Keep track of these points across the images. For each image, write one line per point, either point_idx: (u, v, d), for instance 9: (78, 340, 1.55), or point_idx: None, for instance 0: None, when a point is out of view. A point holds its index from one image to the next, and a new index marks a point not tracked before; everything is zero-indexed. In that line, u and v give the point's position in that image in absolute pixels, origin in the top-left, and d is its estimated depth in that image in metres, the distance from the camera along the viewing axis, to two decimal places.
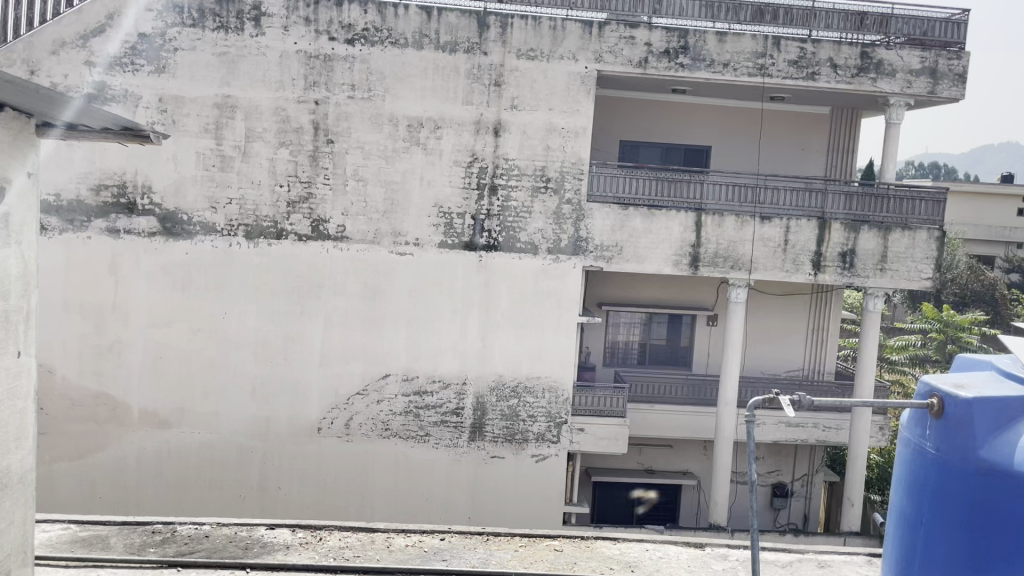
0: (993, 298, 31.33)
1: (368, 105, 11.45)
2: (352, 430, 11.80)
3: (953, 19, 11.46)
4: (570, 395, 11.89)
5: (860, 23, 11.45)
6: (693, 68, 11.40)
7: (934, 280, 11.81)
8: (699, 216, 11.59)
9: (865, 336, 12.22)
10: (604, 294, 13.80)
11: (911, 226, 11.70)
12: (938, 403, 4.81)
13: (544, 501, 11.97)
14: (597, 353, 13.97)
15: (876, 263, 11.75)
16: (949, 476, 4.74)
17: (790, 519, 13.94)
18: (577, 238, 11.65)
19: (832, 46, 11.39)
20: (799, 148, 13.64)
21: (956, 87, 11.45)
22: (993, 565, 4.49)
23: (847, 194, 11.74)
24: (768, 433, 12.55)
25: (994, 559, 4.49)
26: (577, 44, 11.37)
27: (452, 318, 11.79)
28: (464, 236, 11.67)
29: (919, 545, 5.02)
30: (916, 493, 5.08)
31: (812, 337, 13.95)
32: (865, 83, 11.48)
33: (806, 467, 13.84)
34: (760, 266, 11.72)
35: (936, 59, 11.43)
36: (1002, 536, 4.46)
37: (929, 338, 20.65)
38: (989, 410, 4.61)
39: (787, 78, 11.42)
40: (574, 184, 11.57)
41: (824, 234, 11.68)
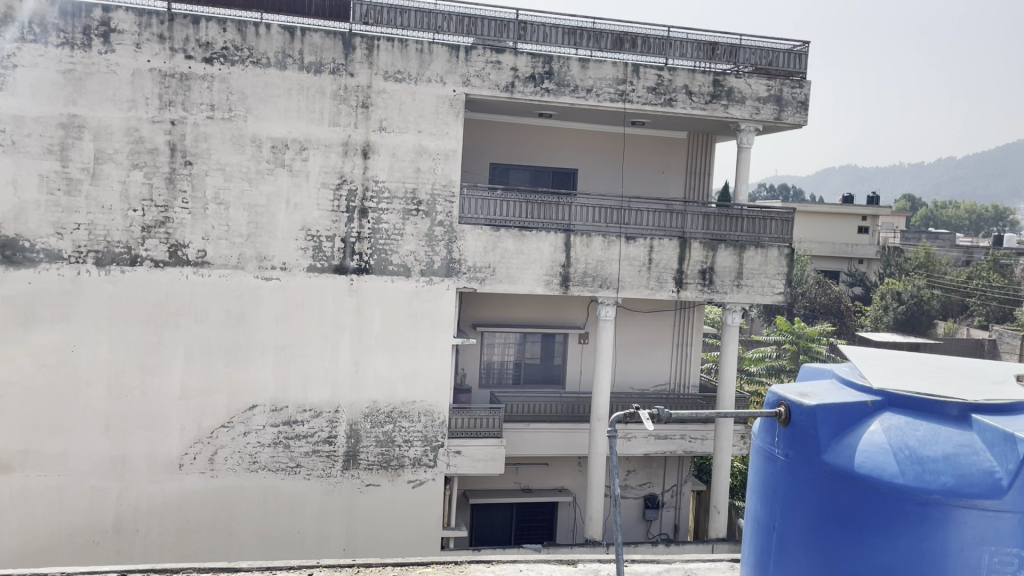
0: (839, 310, 33.64)
1: (229, 126, 11.07)
2: (217, 465, 11.27)
3: (795, 50, 12.27)
4: (446, 417, 11.83)
5: (712, 52, 12.08)
6: (558, 92, 11.69)
7: (785, 295, 12.54)
8: (568, 237, 11.85)
9: (726, 349, 12.83)
10: (479, 315, 13.85)
11: (764, 244, 12.40)
12: (786, 412, 5.06)
13: (421, 527, 11.80)
14: (472, 373, 13.95)
15: (733, 280, 12.37)
16: (800, 481, 4.98)
17: (662, 530, 14.36)
18: (449, 260, 11.64)
19: (686, 74, 11.97)
20: (660, 171, 14.21)
21: (800, 114, 12.28)
22: (848, 563, 4.72)
23: (705, 214, 12.32)
24: (638, 447, 12.91)
25: (847, 557, 4.71)
26: (445, 67, 11.42)
27: (323, 345, 11.50)
28: (334, 260, 11.43)
29: (774, 547, 5.26)
30: (772, 498, 5.29)
31: (677, 352, 14.50)
32: (719, 109, 12.12)
33: (675, 478, 14.31)
34: (627, 285, 12.10)
35: (781, 88, 12.24)
36: (853, 533, 4.68)
37: (784, 349, 22.06)
38: (833, 416, 4.84)
39: (646, 103, 11.90)
40: (446, 207, 11.58)
41: (684, 253, 12.19)
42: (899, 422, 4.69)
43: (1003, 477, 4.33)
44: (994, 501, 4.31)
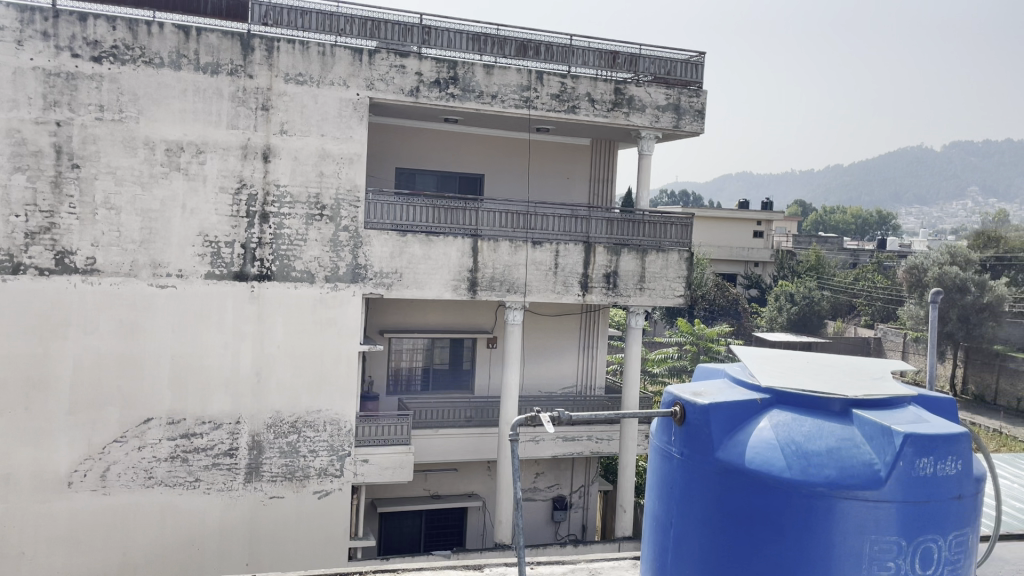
0: (737, 311, 34.84)
1: (120, 127, 10.62)
2: (109, 482, 10.77)
3: (691, 61, 12.68)
4: (353, 426, 11.67)
5: (613, 61, 12.32)
6: (463, 98, 11.70)
7: (685, 297, 12.93)
8: (475, 242, 11.86)
9: (630, 351, 13.12)
10: (386, 321, 13.71)
11: (665, 248, 12.75)
12: (680, 412, 4.51)
13: (328, 538, 11.59)
14: (379, 380, 13.79)
15: (636, 283, 12.64)
16: (694, 483, 4.43)
17: (570, 530, 14.54)
18: (355, 266, 11.48)
19: (589, 82, 12.20)
20: (565, 177, 14.42)
21: (697, 122, 12.70)
22: (732, 565, 4.22)
23: (609, 219, 12.57)
24: (547, 449, 13.06)
25: (730, 558, 4.22)
26: (348, 70, 11.29)
27: (223, 354, 11.14)
28: (233, 266, 11.10)
29: (668, 557, 4.67)
30: (661, 500, 4.79)
31: (583, 355, 14.74)
32: (621, 117, 12.39)
33: (582, 478, 14.52)
34: (534, 289, 12.20)
35: (679, 96, 12.62)
36: (737, 532, 4.20)
37: (684, 349, 22.82)
38: (726, 414, 4.32)
39: (551, 110, 12.06)
40: (350, 211, 11.42)
41: (589, 257, 12.39)
42: (786, 418, 4.23)
43: (882, 468, 3.91)
44: (875, 492, 3.86)
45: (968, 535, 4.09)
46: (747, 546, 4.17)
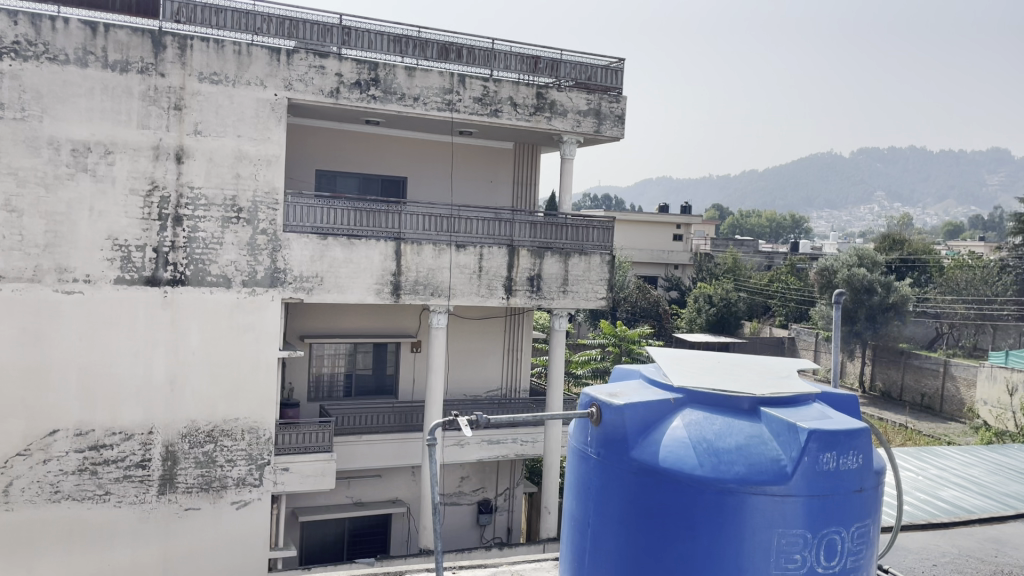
0: (658, 313, 35.48)
1: (22, 126, 10.14)
2: (12, 498, 10.27)
3: (611, 67, 12.87)
4: (273, 434, 11.40)
5: (535, 66, 12.40)
6: (385, 100, 11.60)
7: (608, 299, 13.09)
8: (397, 245, 11.75)
9: (553, 353, 13.21)
10: (307, 326, 13.47)
11: (587, 251, 12.88)
12: (597, 413, 4.41)
13: (247, 549, 11.29)
14: (300, 386, 13.52)
15: (559, 286, 12.73)
16: (608, 483, 4.30)
17: (495, 534, 14.55)
18: (273, 270, 11.22)
19: (511, 86, 12.24)
20: (488, 181, 14.42)
21: (617, 127, 12.89)
22: (643, 564, 4.09)
23: (532, 223, 12.65)
24: (471, 452, 13.04)
25: (640, 557, 4.10)
26: (265, 70, 11.04)
27: (134, 362, 10.73)
28: (145, 271, 10.72)
29: (581, 562, 4.51)
30: (575, 503, 4.65)
31: (508, 358, 14.77)
32: (543, 121, 12.48)
33: (507, 481, 14.54)
34: (458, 293, 12.16)
35: (600, 102, 12.79)
36: (649, 532, 4.07)
37: (607, 351, 23.12)
38: (642, 416, 4.26)
39: (473, 113, 12.05)
40: (268, 214, 11.17)
41: (513, 260, 12.42)
42: (699, 419, 4.19)
43: (788, 464, 3.89)
44: (782, 486, 3.83)
45: (870, 527, 4.09)
46: (659, 546, 4.03)
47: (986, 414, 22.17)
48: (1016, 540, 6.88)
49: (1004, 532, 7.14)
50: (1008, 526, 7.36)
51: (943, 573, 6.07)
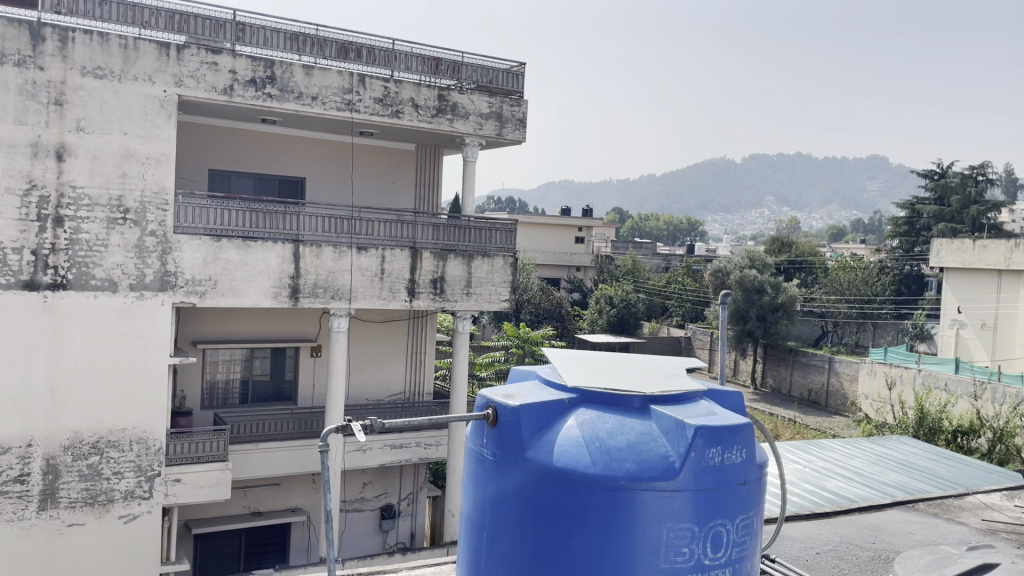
0: (560, 314, 35.96)
1: None
2: None
3: (512, 70, 12.95)
4: (163, 444, 10.95)
5: (436, 68, 12.36)
6: (282, 98, 11.33)
7: (511, 301, 13.15)
8: (296, 248, 11.48)
9: (457, 356, 13.18)
10: (201, 331, 13.00)
11: (490, 254, 12.92)
12: (491, 414, 4.16)
13: (136, 565, 10.80)
14: (193, 394, 13.03)
15: (462, 288, 12.72)
16: (501, 485, 4.10)
17: (399, 539, 14.42)
18: (163, 273, 10.78)
19: (412, 87, 12.16)
20: (390, 182, 14.27)
21: (519, 130, 12.98)
22: (534, 566, 3.94)
23: (435, 225, 12.61)
24: (374, 457, 12.86)
25: (531, 559, 3.95)
26: (153, 65, 10.59)
27: (10, 372, 10.11)
28: (22, 274, 10.10)
29: (472, 564, 4.33)
30: (468, 505, 4.42)
31: (410, 361, 14.64)
32: (444, 123, 12.44)
33: (411, 485, 14.41)
34: (359, 295, 11.96)
35: (501, 105, 12.85)
36: (542, 533, 3.92)
37: (510, 353, 23.28)
38: (536, 414, 4.04)
39: (373, 114, 11.90)
40: (157, 215, 10.72)
41: (416, 262, 12.31)
42: (591, 416, 4.03)
43: (676, 459, 3.84)
44: (671, 481, 3.78)
45: (754, 518, 4.11)
46: (552, 546, 3.89)
47: (867, 407, 23.46)
48: (892, 526, 7.28)
49: (882, 518, 7.55)
50: (885, 512, 7.78)
51: (826, 560, 6.37)
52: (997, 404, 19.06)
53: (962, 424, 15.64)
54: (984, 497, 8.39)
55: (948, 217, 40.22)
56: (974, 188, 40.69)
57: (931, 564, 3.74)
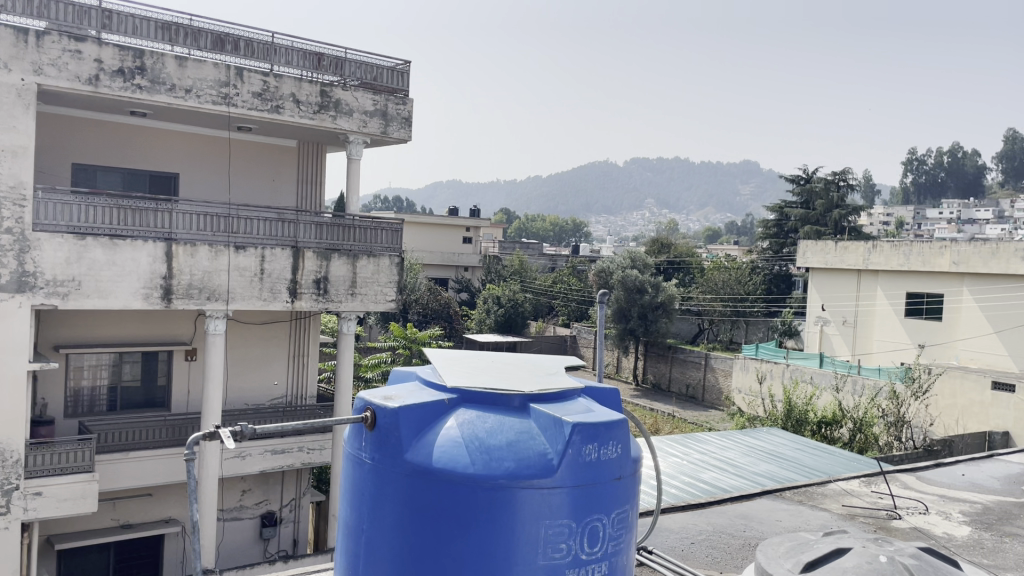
0: (448, 314, 35.89)
1: None
2: None
3: (397, 68, 12.83)
4: (22, 456, 10.23)
5: (318, 63, 12.09)
6: (152, 90, 10.80)
7: (397, 302, 13.01)
8: (168, 246, 10.97)
9: (341, 358, 12.93)
10: (63, 335, 12.23)
11: (375, 253, 12.75)
12: (370, 416, 3.97)
13: None
14: (55, 402, 12.24)
15: (347, 289, 12.48)
16: (379, 489, 3.93)
17: (280, 546, 14.03)
18: (21, 273, 10.08)
19: (293, 83, 11.85)
20: (269, 180, 13.85)
21: (404, 129, 12.85)
22: (412, 570, 3.80)
23: (318, 224, 12.35)
24: (254, 463, 12.46)
25: (410, 563, 3.80)
26: (8, 51, 9.86)
27: None
28: None
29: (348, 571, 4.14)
30: (346, 511, 4.21)
31: (292, 364, 14.26)
32: (327, 120, 12.18)
33: (293, 491, 14.04)
34: (236, 296, 11.54)
35: (386, 103, 12.71)
36: (422, 536, 3.77)
37: (397, 354, 23.06)
38: (416, 415, 3.88)
39: (251, 109, 11.53)
40: (14, 212, 10.02)
41: (298, 262, 11.99)
42: (472, 416, 3.92)
43: (554, 457, 3.80)
44: (548, 478, 3.73)
45: (628, 512, 4.15)
46: (431, 551, 3.75)
47: (740, 401, 24.46)
48: (761, 514, 7.64)
49: (752, 507, 7.91)
50: (755, 501, 8.15)
51: (699, 549, 6.62)
52: (856, 395, 20.40)
53: (825, 415, 16.62)
54: (845, 483, 8.92)
55: (813, 220, 42.67)
56: (837, 193, 43.28)
57: (792, 549, 3.93)
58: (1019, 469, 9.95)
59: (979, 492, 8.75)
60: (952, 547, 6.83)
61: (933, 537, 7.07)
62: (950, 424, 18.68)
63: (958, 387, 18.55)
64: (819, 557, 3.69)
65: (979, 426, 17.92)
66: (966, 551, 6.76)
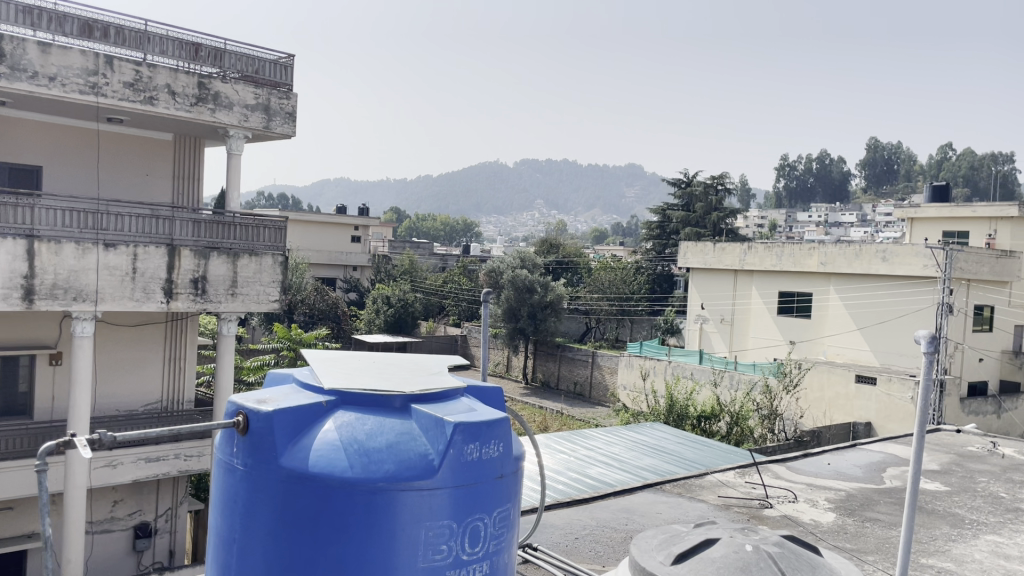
0: (336, 315, 35.18)
1: None
2: None
3: (280, 62, 12.47)
4: None
5: (195, 54, 11.62)
6: (12, 77, 10.09)
7: (280, 302, 12.64)
8: (30, 244, 10.26)
9: (222, 360, 12.48)
10: None
11: (257, 252, 12.36)
12: (242, 421, 3.82)
13: None
14: None
15: (227, 288, 12.02)
16: (255, 496, 3.78)
17: (155, 558, 13.41)
18: None
19: (168, 73, 11.32)
20: (143, 174, 13.19)
21: (287, 124, 12.50)
22: None
23: (195, 221, 11.89)
24: (126, 472, 11.85)
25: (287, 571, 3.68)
26: None
27: None
28: None
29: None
30: (217, 520, 4.03)
31: (168, 367, 13.64)
32: (205, 113, 11.69)
33: (169, 500, 13.43)
34: (106, 297, 10.91)
35: (268, 97, 12.33)
36: (298, 543, 3.65)
37: (281, 356, 22.44)
38: (292, 418, 3.76)
39: (123, 99, 10.95)
40: None
41: (173, 261, 11.46)
42: (350, 418, 3.83)
43: (434, 457, 3.76)
44: (429, 479, 3.69)
45: (509, 511, 4.14)
46: (309, 557, 3.64)
47: (625, 397, 25.13)
48: (643, 508, 7.85)
49: (634, 500, 8.12)
50: (637, 495, 8.38)
51: (583, 544, 6.74)
52: (734, 389, 21.30)
53: (704, 409, 17.27)
54: (721, 474, 9.28)
55: (694, 222, 44.29)
56: (715, 196, 44.96)
57: (665, 541, 4.05)
58: (878, 457, 10.62)
59: (843, 480, 9.29)
60: (819, 533, 7.22)
61: (801, 523, 7.45)
62: (819, 416, 19.78)
63: (825, 381, 19.64)
64: (690, 549, 3.82)
65: (845, 418, 19.05)
66: (831, 536, 7.15)
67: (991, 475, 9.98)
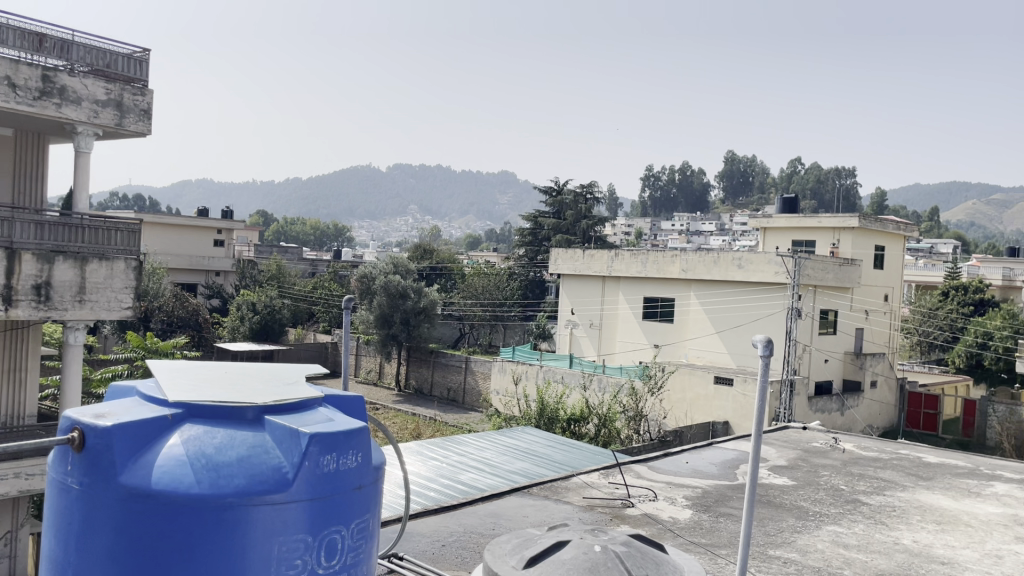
0: (197, 322, 33.55)
1: None
2: None
3: (135, 56, 11.85)
4: None
5: (39, 45, 10.87)
6: None
7: (134, 309, 11.96)
8: None
9: (69, 372, 11.70)
10: None
11: (108, 257, 11.66)
12: (78, 437, 3.57)
13: None
14: None
15: (74, 295, 11.27)
16: (91, 517, 3.52)
17: None
18: None
19: (8, 64, 10.53)
20: None
21: (142, 122, 11.88)
22: None
23: (38, 223, 11.11)
24: None
25: None
26: None
27: None
28: None
29: None
30: (48, 545, 3.72)
31: (7, 379, 12.67)
32: (49, 107, 10.95)
33: (9, 522, 12.49)
34: None
35: (121, 93, 11.68)
36: (138, 567, 3.40)
37: (135, 365, 21.26)
38: (133, 434, 3.53)
39: None
40: None
41: (13, 266, 10.66)
42: (197, 432, 3.63)
43: (288, 470, 3.59)
44: (282, 493, 3.52)
45: (369, 522, 4.02)
46: None
47: (497, 402, 25.31)
48: (510, 512, 7.93)
49: (503, 505, 8.19)
50: (505, 499, 8.45)
51: (450, 551, 6.73)
52: (601, 392, 21.88)
53: (574, 412, 17.65)
54: (586, 476, 9.50)
55: (564, 229, 45.24)
56: (585, 205, 46.10)
57: (518, 546, 4.11)
58: (732, 455, 11.19)
59: (700, 478, 9.71)
60: (677, 529, 7.51)
61: (660, 521, 7.73)
62: (681, 416, 20.63)
63: (687, 383, 20.48)
64: (541, 552, 3.89)
65: (705, 417, 19.94)
66: (687, 532, 7.45)
67: (832, 469, 10.70)
